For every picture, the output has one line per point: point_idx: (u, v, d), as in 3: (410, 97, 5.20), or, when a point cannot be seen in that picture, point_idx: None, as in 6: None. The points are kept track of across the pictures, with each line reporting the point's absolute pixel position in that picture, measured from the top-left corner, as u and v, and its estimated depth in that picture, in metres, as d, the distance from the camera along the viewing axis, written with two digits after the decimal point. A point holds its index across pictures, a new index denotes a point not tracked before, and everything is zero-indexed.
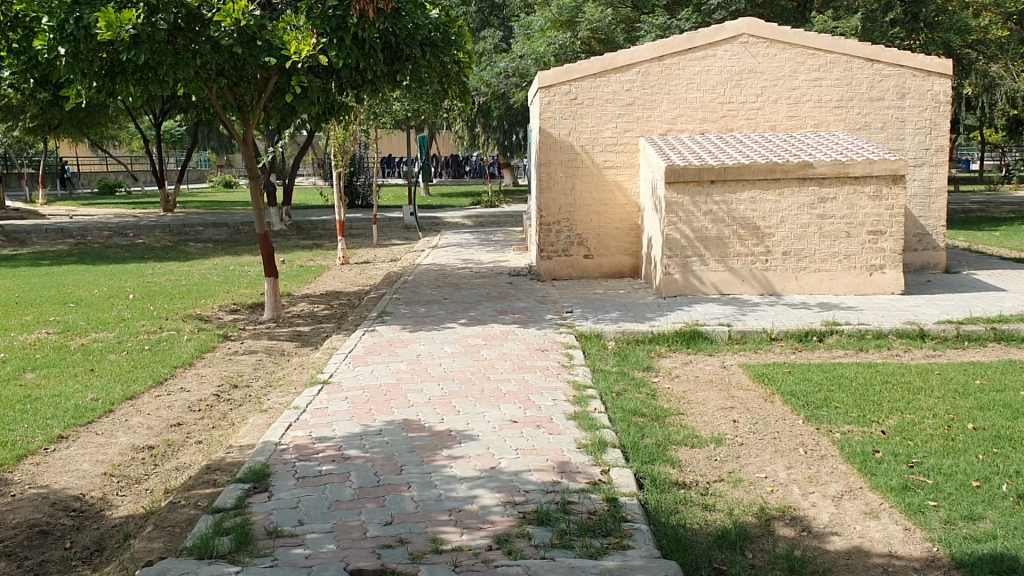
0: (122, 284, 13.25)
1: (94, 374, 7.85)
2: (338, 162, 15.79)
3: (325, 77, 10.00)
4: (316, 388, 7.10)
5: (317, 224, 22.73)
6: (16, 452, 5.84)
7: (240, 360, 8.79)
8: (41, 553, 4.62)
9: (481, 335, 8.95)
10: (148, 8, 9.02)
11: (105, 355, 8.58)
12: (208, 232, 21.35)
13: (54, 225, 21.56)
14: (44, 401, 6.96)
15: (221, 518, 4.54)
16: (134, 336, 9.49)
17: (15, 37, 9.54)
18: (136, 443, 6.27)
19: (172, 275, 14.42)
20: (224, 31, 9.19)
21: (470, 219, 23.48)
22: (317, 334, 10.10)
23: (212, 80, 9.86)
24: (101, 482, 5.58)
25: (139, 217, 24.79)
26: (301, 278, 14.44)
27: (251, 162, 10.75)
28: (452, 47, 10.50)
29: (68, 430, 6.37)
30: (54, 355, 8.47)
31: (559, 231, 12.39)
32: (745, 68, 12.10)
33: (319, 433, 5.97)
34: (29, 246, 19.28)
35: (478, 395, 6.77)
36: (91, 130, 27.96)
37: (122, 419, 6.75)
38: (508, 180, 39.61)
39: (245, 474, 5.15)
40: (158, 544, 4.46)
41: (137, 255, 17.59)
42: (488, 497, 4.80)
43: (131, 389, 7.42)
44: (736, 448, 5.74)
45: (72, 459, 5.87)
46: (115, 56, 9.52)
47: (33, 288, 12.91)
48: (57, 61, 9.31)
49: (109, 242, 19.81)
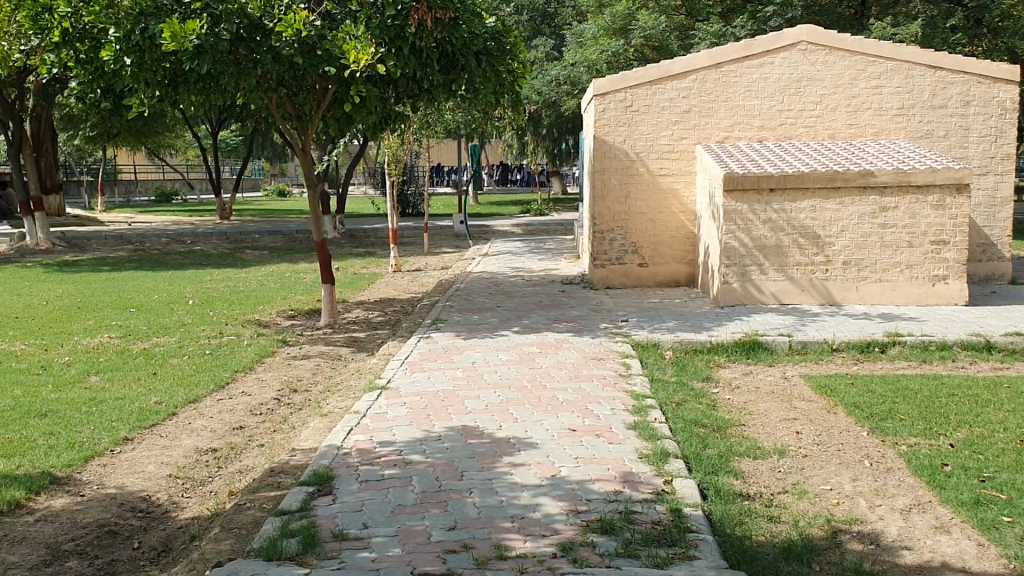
0: (180, 290, 13.48)
1: (158, 378, 7.99)
2: (392, 169, 15.90)
3: (383, 86, 10.13)
4: (374, 393, 7.15)
5: (369, 233, 22.92)
6: (84, 454, 5.94)
7: (298, 365, 8.89)
8: (110, 553, 4.70)
9: (536, 343, 8.94)
10: (212, 19, 9.16)
11: (166, 359, 8.73)
12: (263, 240, 21.67)
13: (114, 232, 22.05)
14: (110, 404, 7.10)
15: (287, 520, 4.60)
16: (195, 341, 9.65)
17: (83, 48, 9.75)
18: (199, 445, 6.37)
19: (230, 282, 14.65)
20: (285, 40, 9.33)
21: (520, 227, 23.54)
22: (373, 341, 10.17)
23: (273, 89, 10.02)
24: (167, 484, 5.67)
25: (196, 225, 25.30)
26: (355, 285, 14.58)
27: (309, 171, 10.88)
28: (508, 56, 10.55)
29: (134, 433, 6.48)
30: (117, 359, 8.63)
31: (614, 240, 12.33)
32: (803, 76, 11.98)
33: (379, 438, 6.00)
34: (90, 252, 19.67)
35: (535, 403, 6.75)
36: (149, 139, 28.56)
37: (186, 422, 6.86)
38: (558, 189, 39.70)
39: (308, 477, 5.20)
40: (225, 546, 4.51)
41: (195, 262, 17.91)
42: (550, 505, 4.78)
43: (194, 393, 7.54)
44: (800, 460, 5.67)
45: (138, 461, 5.98)
46: (178, 66, 9.70)
47: (95, 293, 13.17)
48: (123, 70, 9.52)
49: (168, 249, 20.17)
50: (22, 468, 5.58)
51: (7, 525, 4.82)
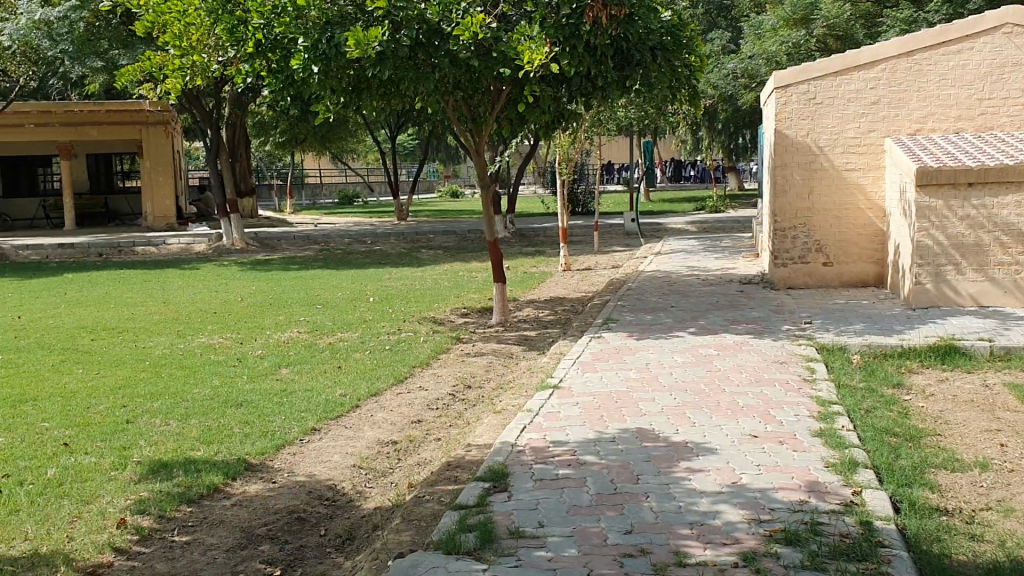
0: (361, 288, 14.03)
1: (342, 372, 8.34)
2: (564, 168, 15.96)
3: (556, 85, 10.17)
4: (548, 392, 7.18)
5: (541, 232, 23.11)
6: (276, 442, 6.24)
7: (473, 362, 9.06)
8: (300, 539, 4.90)
9: (712, 345, 8.72)
10: (393, 25, 9.46)
11: (349, 354, 9.09)
12: (438, 240, 22.27)
13: (301, 232, 23.25)
14: (299, 395, 7.46)
15: (465, 515, 4.67)
16: (375, 336, 10.01)
17: (275, 58, 10.29)
18: (381, 438, 6.58)
19: (407, 280, 15.13)
20: (462, 44, 9.55)
21: (694, 225, 23.11)
22: (545, 339, 10.23)
23: (449, 92, 10.24)
24: (351, 473, 5.88)
25: (376, 226, 26.32)
26: (527, 284, 14.73)
27: (484, 171, 11.06)
28: (684, 50, 10.34)
29: (320, 423, 6.77)
30: (304, 353, 9.08)
31: (796, 237, 11.87)
32: (1007, 61, 11.15)
33: (554, 437, 6.01)
34: (278, 251, 20.79)
35: (713, 407, 6.58)
36: (333, 144, 29.96)
37: (367, 414, 7.11)
38: (733, 185, 38.76)
39: (484, 473, 5.27)
40: (406, 537, 4.62)
41: (375, 261, 18.61)
42: (731, 513, 4.64)
43: (375, 386, 7.82)
44: (1006, 475, 5.24)
45: (324, 451, 6.23)
46: (360, 72, 10.06)
47: (283, 290, 13.91)
48: (311, 78, 9.97)
49: (350, 249, 21.07)
50: (221, 454, 5.93)
51: (207, 507, 5.13)
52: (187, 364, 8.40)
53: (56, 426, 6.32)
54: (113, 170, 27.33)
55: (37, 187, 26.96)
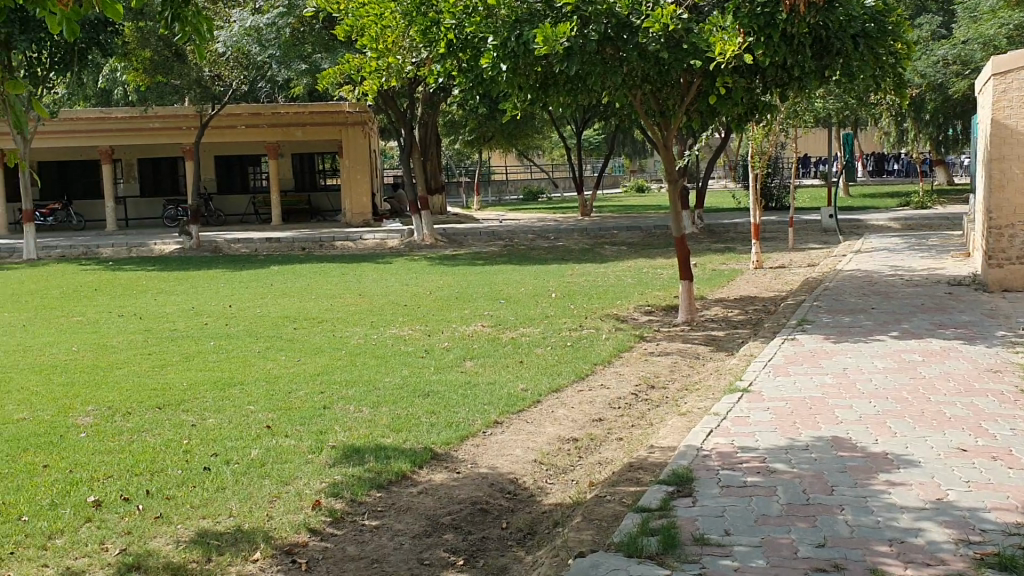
0: (545, 284, 14.10)
1: (525, 366, 8.40)
2: (756, 163, 15.43)
3: (749, 76, 9.82)
4: (736, 395, 6.93)
5: (730, 228, 22.48)
6: (460, 433, 6.35)
7: (657, 361, 8.90)
8: (482, 530, 4.92)
9: (916, 350, 8.16)
10: (581, 20, 9.43)
11: (533, 349, 9.16)
12: (623, 236, 22.11)
13: (488, 229, 23.62)
14: (483, 388, 7.58)
15: (647, 518, 4.56)
16: (558, 332, 10.04)
17: (465, 57, 10.51)
18: (563, 434, 6.56)
19: (591, 276, 15.09)
20: (651, 36, 9.37)
21: (897, 222, 21.81)
22: (733, 340, 9.92)
23: (637, 86, 10.09)
24: (533, 468, 5.88)
25: (561, 221, 26.45)
26: (714, 282, 14.36)
27: (672, 166, 10.83)
28: (890, 36, 9.72)
29: (503, 417, 6.83)
30: (489, 347, 9.21)
31: (1013, 236, 10.92)
32: None
33: (742, 442, 5.78)
34: (466, 247, 21.28)
35: (917, 417, 6.14)
36: (521, 140, 30.37)
37: (550, 410, 7.11)
38: (941, 180, 36.34)
39: (668, 476, 5.14)
40: (587, 536, 4.56)
41: (559, 257, 18.71)
42: (936, 532, 4.30)
43: (557, 382, 7.83)
44: None
45: (507, 444, 6.27)
46: (548, 69, 10.06)
47: (470, 285, 14.21)
48: (499, 76, 10.08)
49: (535, 244, 21.28)
50: (409, 442, 6.09)
51: (395, 494, 5.25)
52: (378, 354, 8.70)
53: (260, 408, 6.71)
54: (316, 169, 28.86)
55: (248, 185, 28.85)
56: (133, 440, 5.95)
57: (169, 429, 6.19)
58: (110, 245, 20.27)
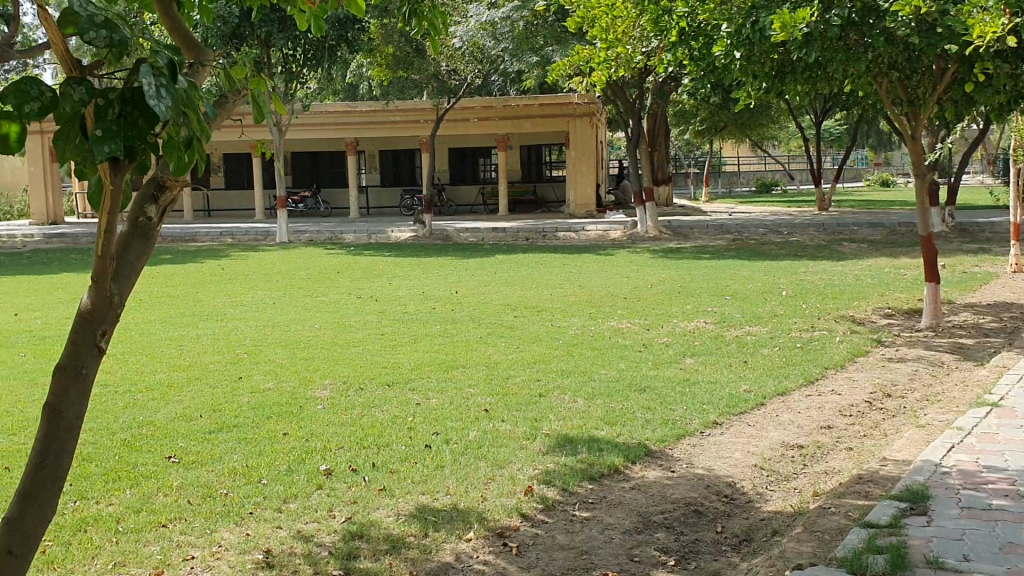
0: (775, 281, 13.56)
1: (748, 367, 8.10)
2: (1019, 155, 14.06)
3: (1015, 61, 8.90)
4: (984, 410, 6.34)
5: (986, 227, 20.65)
6: (677, 431, 6.18)
7: (895, 368, 8.29)
8: (695, 531, 4.72)
9: None
10: (823, 5, 8.94)
11: (758, 349, 8.81)
12: (863, 232, 20.87)
13: (716, 222, 22.95)
14: (703, 387, 7.37)
15: (875, 534, 4.23)
16: (785, 333, 9.60)
17: (697, 46, 10.33)
18: (786, 439, 6.23)
19: (825, 275, 14.35)
20: (902, 19, 8.68)
21: None
22: (983, 349, 9.08)
23: (883, 73, 9.45)
24: (752, 473, 5.60)
25: (796, 216, 25.37)
26: (965, 285, 13.23)
27: (920, 159, 10.07)
28: None
29: (723, 417, 6.59)
30: (711, 344, 8.95)
31: None
32: None
33: (988, 461, 5.28)
34: (693, 240, 20.87)
35: None
36: (755, 131, 29.40)
37: (773, 414, 6.80)
38: None
39: (901, 493, 4.76)
40: (807, 548, 4.28)
41: (791, 253, 17.94)
42: None
43: (783, 385, 7.48)
44: None
45: (726, 446, 6.03)
46: (786, 56, 9.55)
47: (695, 279, 13.92)
48: (733, 65, 9.76)
49: (766, 239, 20.53)
50: (623, 436, 6.02)
51: (607, 487, 5.18)
52: (597, 346, 8.69)
53: (480, 392, 6.89)
54: (544, 160, 29.31)
55: (479, 175, 29.81)
56: (361, 415, 6.28)
57: (394, 406, 6.48)
58: (352, 231, 21.58)
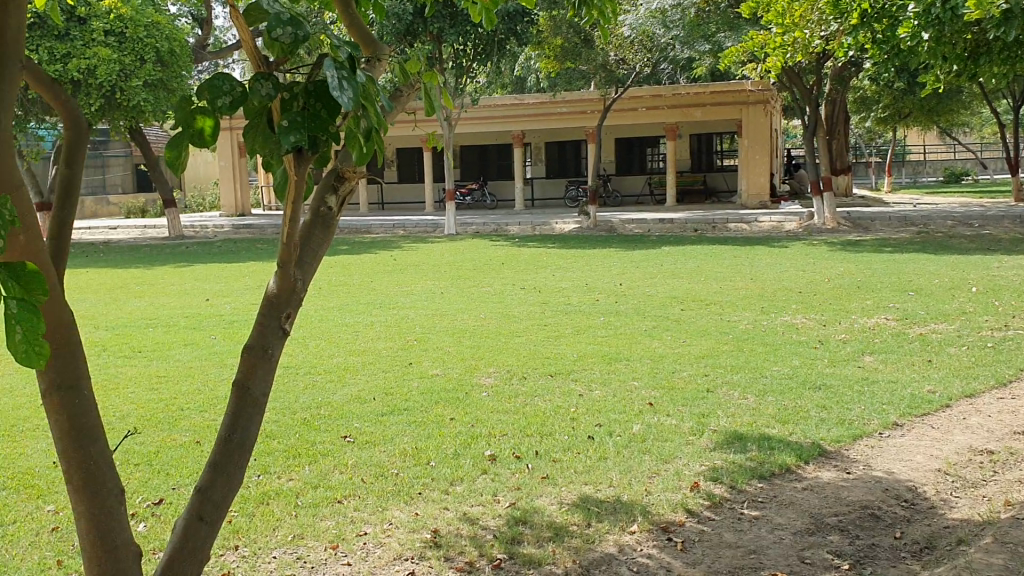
0: (964, 277, 12.71)
1: (933, 367, 7.63)
2: None
3: None
4: None
5: None
6: (853, 432, 5.90)
7: None
8: (871, 536, 4.48)
9: None
10: None
11: (944, 348, 8.28)
12: None
13: (898, 213, 21.77)
14: (883, 386, 6.99)
15: None
16: (976, 332, 8.98)
17: (881, 27, 9.80)
18: (975, 444, 5.82)
19: (1022, 270, 13.33)
20: None
21: None
22: None
23: None
24: (936, 478, 5.26)
25: (988, 207, 23.69)
26: None
27: None
28: None
29: (904, 419, 6.24)
30: (892, 342, 8.49)
31: None
32: None
33: None
34: (873, 232, 19.88)
35: None
36: (943, 117, 27.65)
37: (960, 417, 6.37)
38: None
39: None
40: (998, 559, 3.94)
41: (983, 247, 16.77)
42: None
43: (972, 387, 7.00)
44: None
45: (907, 449, 5.70)
46: (981, 35, 8.83)
47: (875, 273, 13.26)
48: (920, 46, 9.15)
49: (953, 232, 19.29)
50: (796, 435, 5.80)
51: (777, 487, 5.00)
52: (768, 342, 8.41)
53: (645, 385, 6.82)
54: (714, 149, 28.62)
55: (646, 165, 29.52)
56: (526, 404, 6.34)
57: (559, 396, 6.51)
58: (518, 223, 21.84)
